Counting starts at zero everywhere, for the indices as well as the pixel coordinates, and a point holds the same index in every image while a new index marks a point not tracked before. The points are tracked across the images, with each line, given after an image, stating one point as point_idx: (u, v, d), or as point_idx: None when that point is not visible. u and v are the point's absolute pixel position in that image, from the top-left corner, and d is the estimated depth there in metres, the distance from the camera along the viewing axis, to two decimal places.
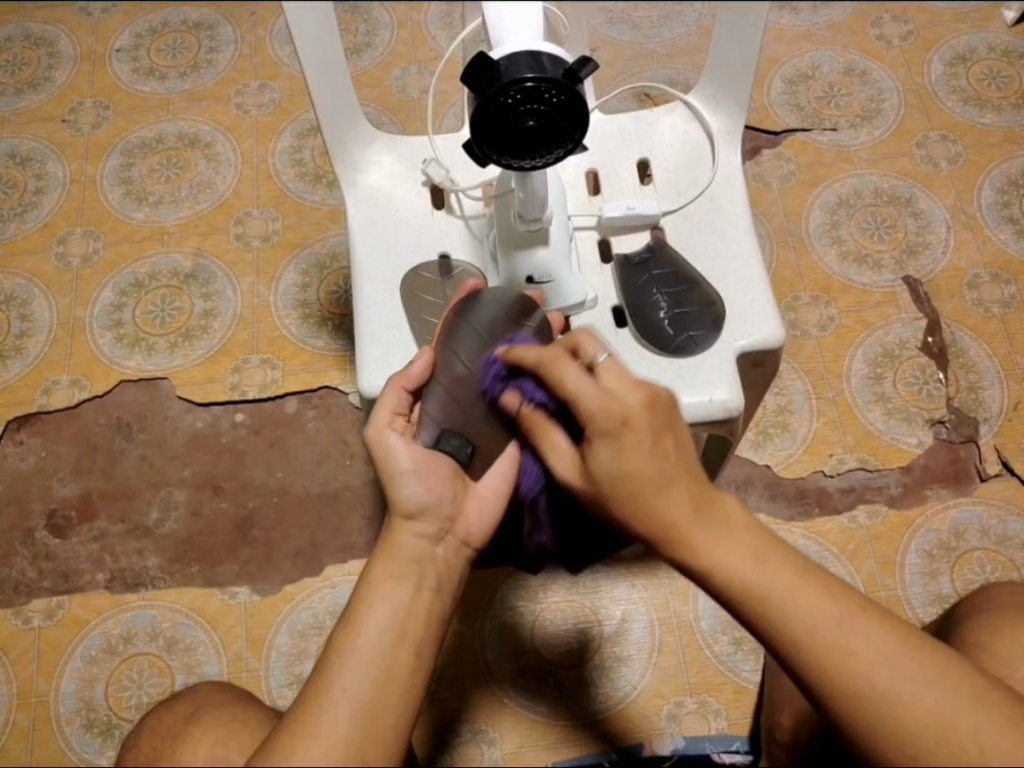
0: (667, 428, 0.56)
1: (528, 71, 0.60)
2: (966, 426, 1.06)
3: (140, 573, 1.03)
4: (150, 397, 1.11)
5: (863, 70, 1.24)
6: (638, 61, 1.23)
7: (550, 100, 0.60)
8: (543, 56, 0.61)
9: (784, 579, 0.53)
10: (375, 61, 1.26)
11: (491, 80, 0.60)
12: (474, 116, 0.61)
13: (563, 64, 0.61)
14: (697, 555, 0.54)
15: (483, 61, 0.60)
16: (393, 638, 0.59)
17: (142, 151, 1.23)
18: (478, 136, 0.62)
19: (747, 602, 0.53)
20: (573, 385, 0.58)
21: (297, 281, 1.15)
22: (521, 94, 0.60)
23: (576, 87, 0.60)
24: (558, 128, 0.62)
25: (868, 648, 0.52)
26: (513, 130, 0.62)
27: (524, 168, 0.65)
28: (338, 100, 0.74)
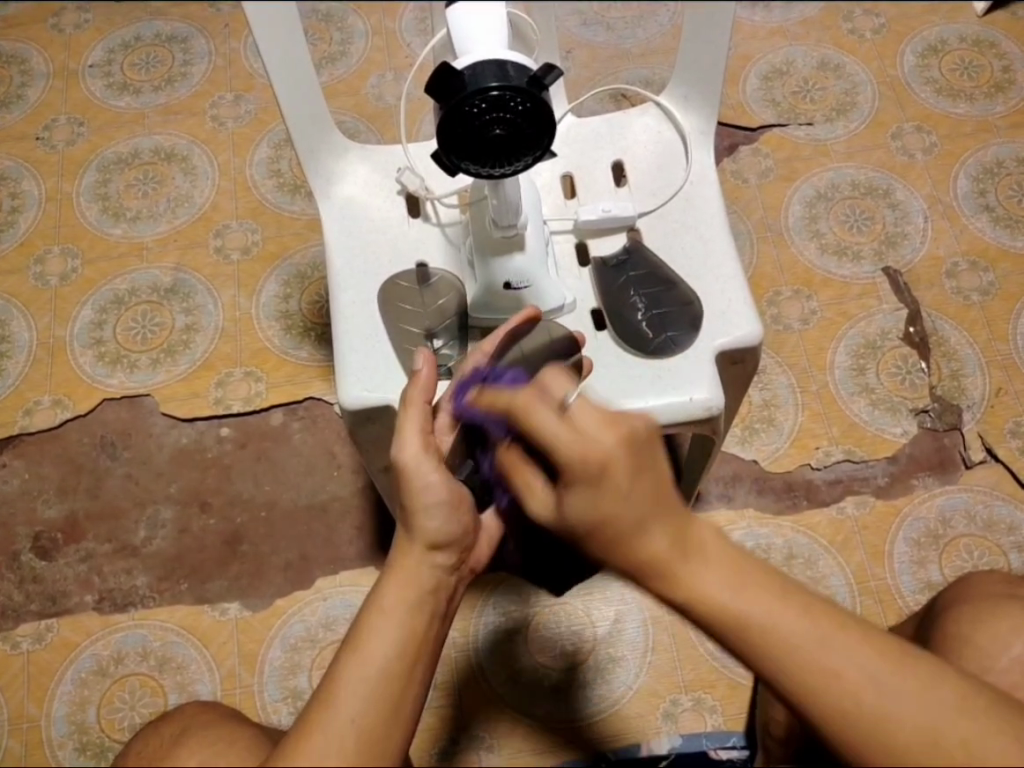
0: (646, 465, 0.55)
1: (493, 80, 0.59)
2: (950, 414, 1.07)
3: (130, 592, 1.02)
4: (134, 414, 1.10)
5: (836, 64, 1.25)
6: (614, 61, 1.23)
7: (516, 108, 0.60)
8: (507, 64, 0.60)
9: (767, 610, 0.53)
10: (350, 69, 1.26)
11: (455, 90, 0.60)
12: (440, 126, 0.61)
13: (529, 72, 0.61)
14: (700, 601, 0.54)
15: (447, 70, 0.60)
16: (399, 665, 0.58)
17: (118, 166, 1.22)
18: (445, 144, 0.62)
19: (727, 626, 0.53)
20: (542, 428, 0.57)
21: (279, 292, 1.14)
22: (487, 103, 0.60)
23: (542, 95, 0.60)
24: (526, 135, 0.62)
25: (851, 669, 0.51)
26: (480, 138, 0.62)
27: (494, 175, 0.65)
28: (306, 105, 0.73)
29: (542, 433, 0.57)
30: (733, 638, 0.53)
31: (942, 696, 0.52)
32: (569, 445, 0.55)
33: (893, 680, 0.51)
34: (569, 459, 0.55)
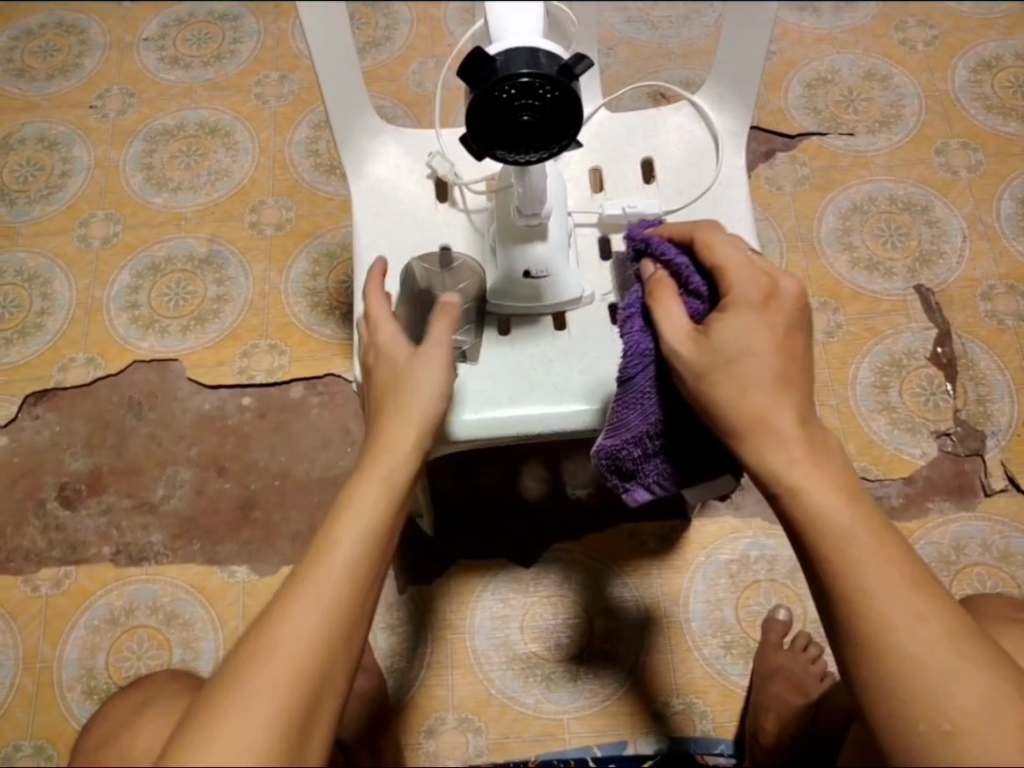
0: (796, 334, 0.60)
1: (524, 66, 0.60)
2: (972, 439, 1.05)
3: (145, 547, 1.06)
4: (162, 378, 1.14)
5: (884, 75, 1.22)
6: (657, 60, 1.22)
7: (544, 96, 0.61)
8: (539, 52, 0.61)
9: (859, 538, 0.55)
10: (393, 55, 1.27)
11: (486, 74, 0.61)
12: (469, 110, 0.62)
13: (559, 61, 0.61)
14: (795, 496, 0.57)
15: (479, 55, 0.60)
16: (346, 588, 0.57)
17: (164, 137, 1.26)
18: (474, 130, 0.63)
19: (824, 535, 0.56)
20: (720, 252, 0.62)
21: (308, 269, 1.17)
22: (516, 89, 0.61)
23: (572, 84, 0.60)
24: (553, 123, 0.62)
25: (914, 634, 0.53)
26: (508, 124, 0.62)
27: (519, 162, 0.65)
28: (346, 84, 0.75)
29: (720, 254, 0.61)
30: (833, 548, 0.55)
31: (1005, 681, 0.53)
32: (744, 275, 0.60)
33: (948, 657, 0.53)
34: (737, 273, 0.60)
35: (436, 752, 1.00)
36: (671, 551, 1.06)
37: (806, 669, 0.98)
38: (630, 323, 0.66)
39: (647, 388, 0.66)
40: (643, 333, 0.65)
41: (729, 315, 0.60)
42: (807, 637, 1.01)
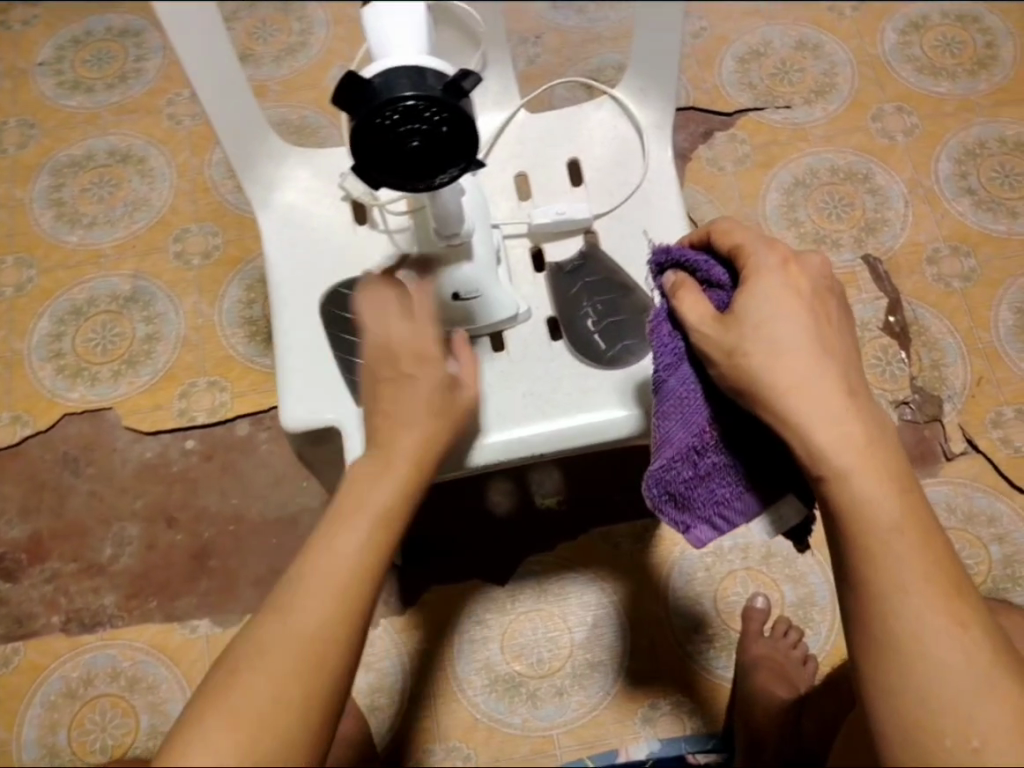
0: (829, 313, 0.59)
1: (407, 88, 0.55)
2: (930, 405, 1.04)
3: (97, 612, 1.00)
4: (97, 429, 1.07)
5: (815, 44, 1.20)
6: (586, 46, 1.18)
7: (432, 119, 0.56)
8: (425, 71, 0.56)
9: (905, 537, 0.53)
10: (311, 62, 1.21)
11: (367, 99, 0.56)
12: (353, 138, 0.57)
13: (447, 78, 0.57)
14: (845, 484, 0.54)
15: (356, 79, 0.56)
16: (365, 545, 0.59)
17: (73, 169, 1.18)
18: (361, 159, 0.59)
19: (869, 535, 0.53)
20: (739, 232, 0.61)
21: (242, 297, 1.11)
22: (400, 113, 0.56)
23: (460, 105, 0.56)
24: (446, 146, 0.58)
25: (945, 643, 0.51)
26: (398, 149, 0.58)
27: (416, 188, 0.61)
28: (238, 112, 0.70)
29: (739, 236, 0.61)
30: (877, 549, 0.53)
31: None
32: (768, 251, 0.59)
33: (975, 667, 0.51)
34: (754, 246, 0.60)
35: None
36: (645, 551, 1.04)
37: (788, 654, 0.97)
38: (658, 329, 0.62)
39: (685, 393, 0.61)
40: (671, 334, 0.62)
41: (754, 288, 0.58)
42: (786, 622, 1.00)
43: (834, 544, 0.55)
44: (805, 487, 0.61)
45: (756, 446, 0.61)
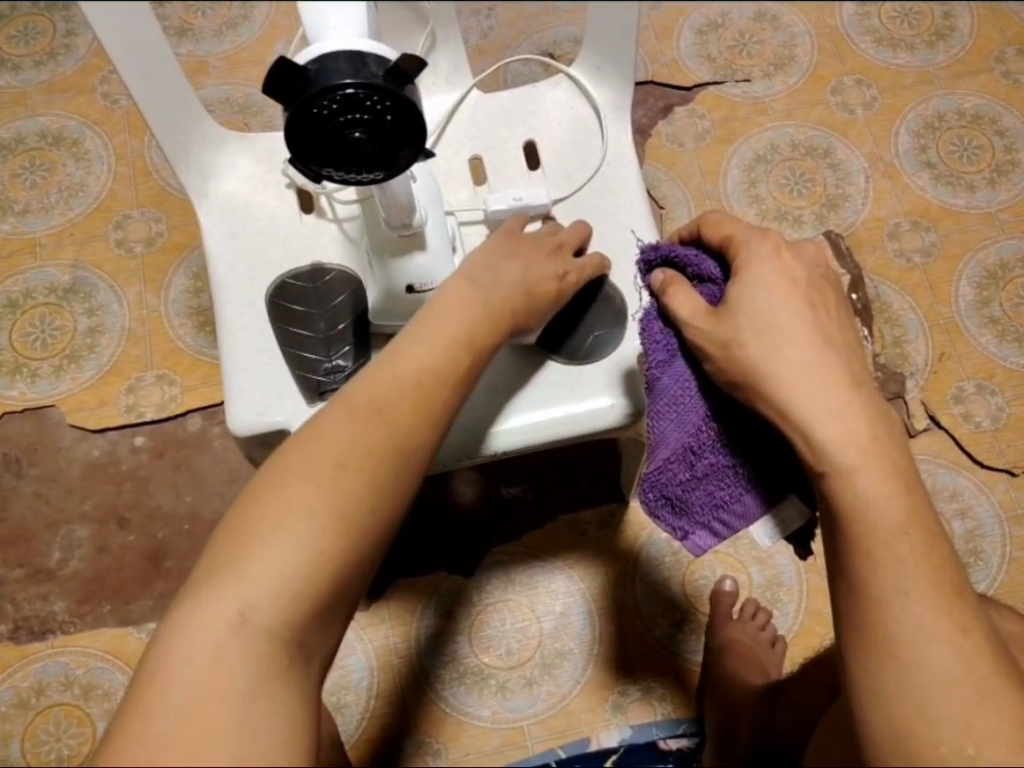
0: (823, 309, 0.59)
1: (346, 76, 0.51)
2: (893, 383, 1.05)
3: (47, 618, 0.96)
4: (39, 428, 1.02)
5: (773, 15, 1.18)
6: (541, 19, 1.14)
7: (374, 108, 0.52)
8: (366, 57, 0.52)
9: (905, 537, 0.53)
10: (253, 36, 1.15)
11: (302, 87, 0.52)
12: (288, 131, 0.53)
13: (389, 64, 0.53)
14: (848, 480, 0.54)
15: (289, 65, 0.52)
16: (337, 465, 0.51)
17: (1, 153, 1.11)
18: (299, 153, 0.55)
19: (868, 527, 0.53)
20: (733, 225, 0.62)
21: (189, 286, 1.06)
22: (338, 103, 0.52)
23: (404, 92, 0.52)
24: (390, 137, 0.54)
25: (943, 644, 0.51)
26: (338, 142, 0.54)
27: (363, 182, 0.57)
28: (170, 98, 0.66)
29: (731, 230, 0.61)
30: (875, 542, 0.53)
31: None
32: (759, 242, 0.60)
33: (969, 668, 0.50)
34: (744, 238, 0.61)
35: None
36: (613, 537, 1.03)
37: (757, 638, 0.97)
38: (650, 328, 0.62)
39: (681, 391, 0.61)
40: (664, 331, 0.62)
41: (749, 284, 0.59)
42: (754, 604, 0.99)
43: (833, 542, 0.55)
44: (808, 490, 0.61)
45: (756, 446, 0.61)
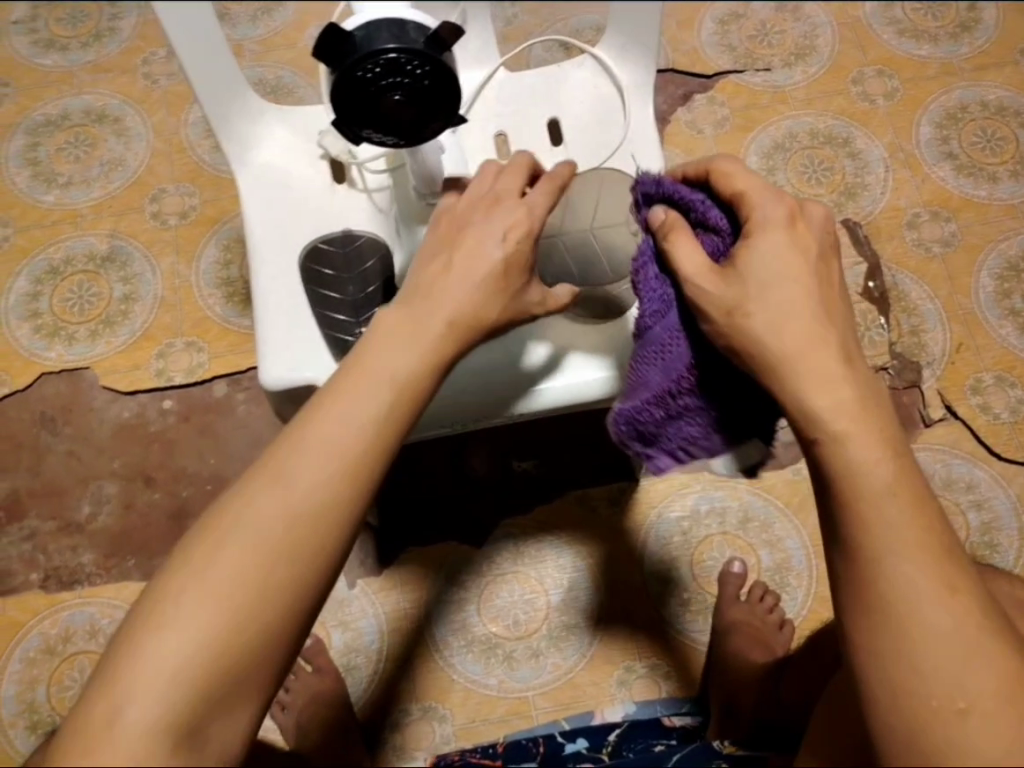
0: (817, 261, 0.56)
1: (388, 41, 0.53)
2: (909, 371, 1.05)
3: (76, 570, 1.01)
4: (74, 389, 1.07)
5: (796, 5, 1.19)
6: (565, 6, 1.16)
7: (414, 73, 0.53)
8: (405, 24, 0.54)
9: (891, 497, 0.49)
10: (286, 20, 1.19)
11: (345, 53, 0.53)
12: (332, 97, 0.54)
13: (428, 31, 0.54)
14: (838, 443, 0.51)
15: (334, 31, 0.53)
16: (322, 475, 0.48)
17: (47, 129, 1.17)
18: (341, 117, 0.56)
19: (855, 485, 0.50)
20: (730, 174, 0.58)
21: (218, 258, 1.10)
22: (381, 67, 0.53)
23: (443, 57, 0.53)
24: (430, 102, 0.55)
25: (935, 606, 0.48)
26: (379, 107, 0.55)
27: (401, 146, 0.58)
28: (214, 68, 0.68)
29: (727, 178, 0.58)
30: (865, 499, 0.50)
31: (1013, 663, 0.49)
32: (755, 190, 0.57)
33: (965, 632, 0.48)
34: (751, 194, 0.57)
35: (401, 744, 0.98)
36: (623, 515, 1.05)
37: (764, 619, 0.98)
38: (645, 273, 0.60)
39: (668, 339, 0.60)
40: (660, 278, 0.60)
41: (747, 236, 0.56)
42: (763, 587, 1.00)
43: (823, 501, 0.52)
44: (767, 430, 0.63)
45: (735, 396, 0.61)
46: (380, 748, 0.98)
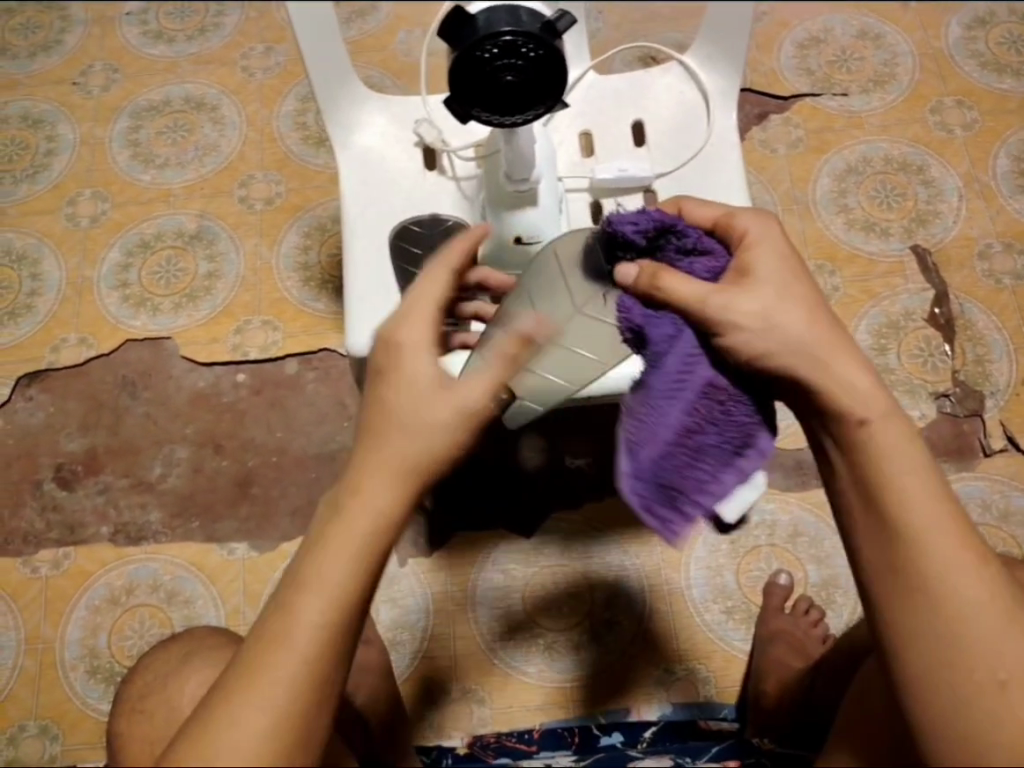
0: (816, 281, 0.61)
1: (506, 25, 0.62)
2: (971, 400, 1.04)
3: (143, 527, 1.06)
4: (155, 356, 1.13)
5: (877, 34, 1.21)
6: (647, 23, 1.20)
7: (527, 55, 0.63)
8: (521, 12, 0.63)
9: (918, 489, 0.55)
10: (379, 24, 1.25)
11: (469, 33, 0.63)
12: (453, 70, 0.64)
13: (541, 19, 0.64)
14: (872, 438, 0.56)
15: (461, 15, 0.63)
16: (353, 588, 0.52)
17: (150, 113, 1.24)
18: (457, 91, 0.65)
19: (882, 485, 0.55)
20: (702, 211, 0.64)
21: (299, 243, 1.16)
22: (499, 48, 0.63)
23: (554, 42, 0.63)
24: (537, 82, 0.64)
25: (970, 585, 0.53)
26: (492, 83, 0.64)
27: (505, 124, 0.67)
28: (329, 55, 0.77)
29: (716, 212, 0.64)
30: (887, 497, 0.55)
31: None
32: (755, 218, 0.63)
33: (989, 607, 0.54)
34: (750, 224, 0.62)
35: (438, 723, 1.00)
36: None
37: (807, 632, 0.98)
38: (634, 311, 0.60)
39: (686, 365, 0.59)
40: (654, 315, 0.60)
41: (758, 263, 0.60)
42: (808, 601, 1.01)
43: (851, 502, 0.57)
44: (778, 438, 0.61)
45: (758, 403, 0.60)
46: (420, 724, 1.00)
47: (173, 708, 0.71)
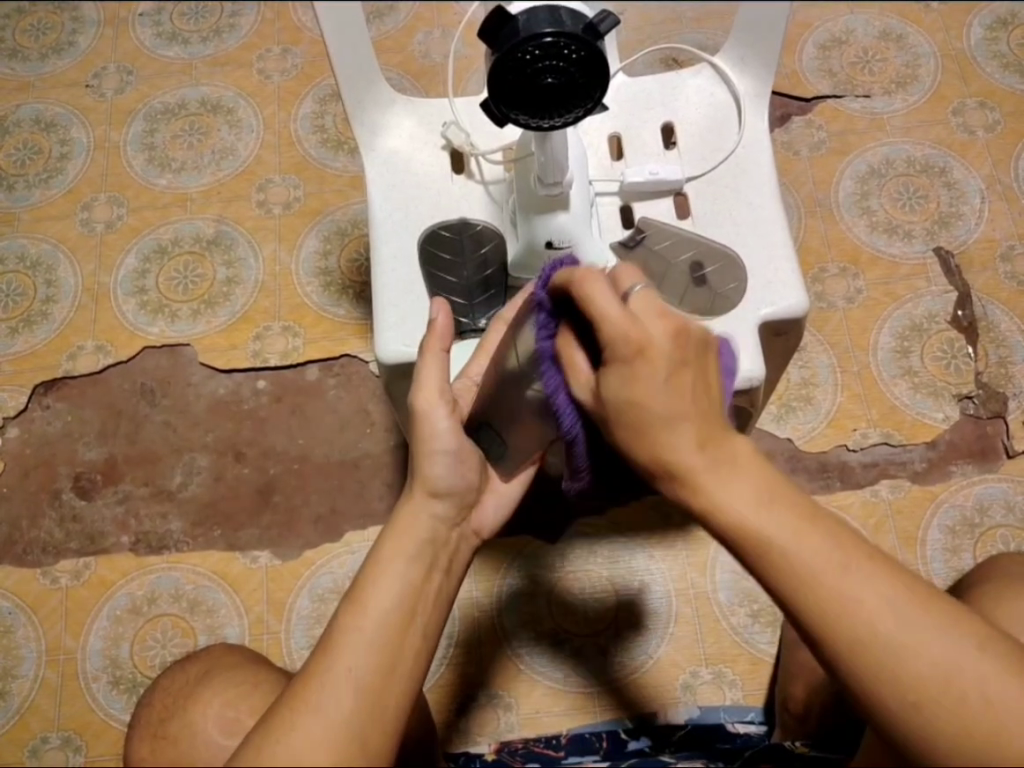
0: (688, 362, 0.53)
1: (547, 26, 0.60)
2: (994, 402, 1.04)
3: (164, 535, 1.05)
4: (174, 363, 1.12)
5: (899, 35, 1.21)
6: (667, 25, 1.20)
7: (569, 56, 0.61)
8: (561, 11, 0.61)
9: (786, 527, 0.49)
10: (398, 25, 1.24)
11: (508, 36, 0.61)
12: (491, 73, 0.62)
13: (583, 19, 0.61)
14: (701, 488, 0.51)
15: (501, 17, 0.60)
16: (397, 619, 0.54)
17: (165, 116, 1.23)
18: (496, 93, 0.63)
19: (742, 542, 0.50)
20: (597, 305, 0.54)
21: (319, 248, 1.15)
22: (539, 50, 0.61)
23: (597, 43, 0.60)
24: (578, 85, 0.63)
25: (866, 611, 0.48)
26: (531, 86, 0.63)
27: (543, 127, 0.66)
28: (357, 56, 0.74)
29: (596, 312, 0.53)
30: (749, 550, 0.50)
31: (963, 637, 0.48)
32: (617, 322, 0.53)
33: (895, 626, 0.48)
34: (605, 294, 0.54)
35: (466, 731, 1.00)
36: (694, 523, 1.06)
37: None
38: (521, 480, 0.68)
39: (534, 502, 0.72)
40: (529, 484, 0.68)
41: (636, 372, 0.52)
42: None
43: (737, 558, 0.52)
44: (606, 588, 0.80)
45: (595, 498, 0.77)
46: (448, 731, 1.00)
47: (197, 739, 0.65)
